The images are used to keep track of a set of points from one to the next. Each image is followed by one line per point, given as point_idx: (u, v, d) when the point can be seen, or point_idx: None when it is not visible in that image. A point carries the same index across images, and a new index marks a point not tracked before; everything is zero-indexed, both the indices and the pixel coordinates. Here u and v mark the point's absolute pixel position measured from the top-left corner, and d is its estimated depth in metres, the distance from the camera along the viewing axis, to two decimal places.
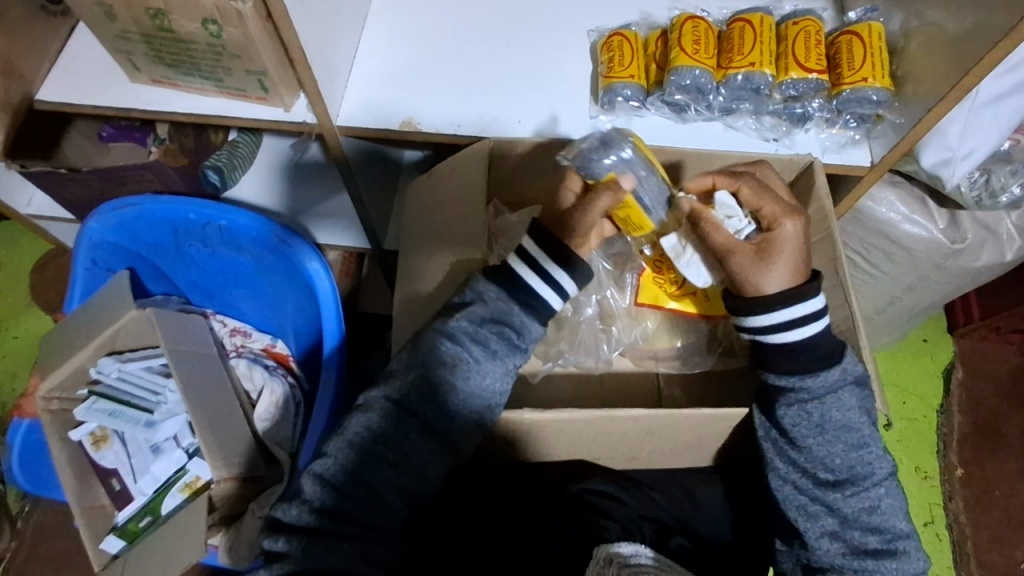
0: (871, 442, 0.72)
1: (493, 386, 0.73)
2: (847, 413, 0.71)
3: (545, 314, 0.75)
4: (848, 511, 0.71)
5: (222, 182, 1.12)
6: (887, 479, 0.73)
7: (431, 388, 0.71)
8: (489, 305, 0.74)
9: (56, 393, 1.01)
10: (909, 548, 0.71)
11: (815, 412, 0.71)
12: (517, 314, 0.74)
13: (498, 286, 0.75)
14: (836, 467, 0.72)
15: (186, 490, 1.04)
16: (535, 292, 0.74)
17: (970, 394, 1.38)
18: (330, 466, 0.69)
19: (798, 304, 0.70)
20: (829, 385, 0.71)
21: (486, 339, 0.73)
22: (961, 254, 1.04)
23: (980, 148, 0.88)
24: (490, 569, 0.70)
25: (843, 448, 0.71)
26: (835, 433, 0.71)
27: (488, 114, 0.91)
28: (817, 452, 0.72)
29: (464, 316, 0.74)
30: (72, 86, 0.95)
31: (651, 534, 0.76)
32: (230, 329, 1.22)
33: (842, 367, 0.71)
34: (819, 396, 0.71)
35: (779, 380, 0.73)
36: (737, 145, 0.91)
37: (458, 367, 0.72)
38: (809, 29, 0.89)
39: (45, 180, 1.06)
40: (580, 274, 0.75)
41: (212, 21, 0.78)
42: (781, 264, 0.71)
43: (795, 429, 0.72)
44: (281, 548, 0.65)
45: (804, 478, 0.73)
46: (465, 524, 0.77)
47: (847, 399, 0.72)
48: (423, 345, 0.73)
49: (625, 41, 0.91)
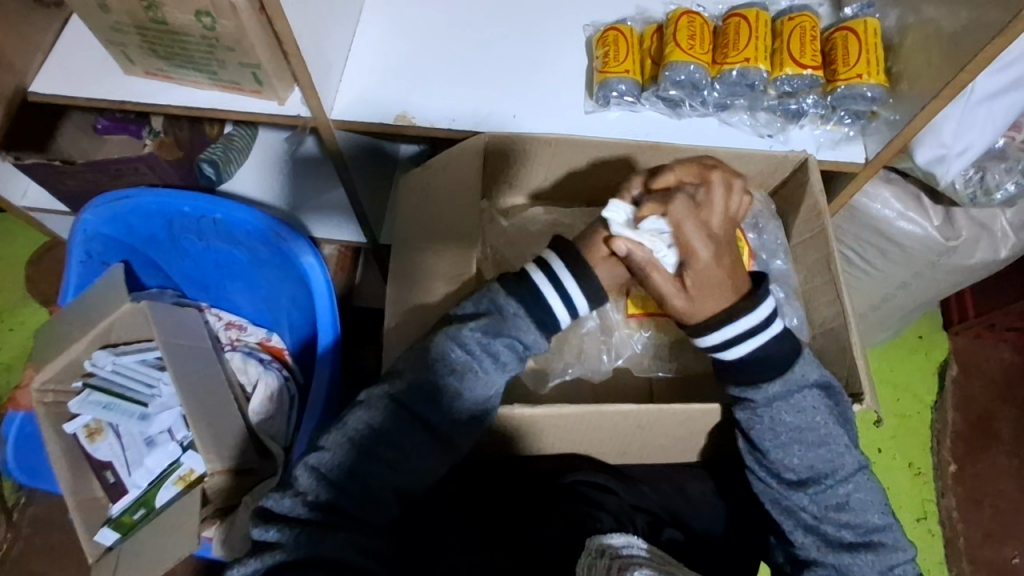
0: (833, 440, 0.72)
1: (497, 393, 0.73)
2: (798, 415, 0.71)
3: (554, 330, 0.74)
4: (815, 508, 0.72)
5: (217, 175, 1.11)
6: (855, 475, 0.72)
7: (438, 395, 0.71)
8: (505, 318, 0.73)
9: (51, 385, 1.01)
10: (886, 539, 0.71)
11: (766, 416, 0.71)
12: (530, 331, 0.73)
13: (518, 301, 0.73)
14: (796, 468, 0.72)
15: (181, 482, 1.03)
16: (545, 300, 0.73)
17: (963, 390, 1.38)
18: (326, 460, 0.69)
19: (730, 325, 0.69)
20: (776, 394, 0.71)
21: (496, 351, 0.72)
22: (955, 251, 1.04)
23: (974, 144, 0.88)
24: (488, 549, 0.71)
25: (800, 449, 0.72)
26: (789, 435, 0.71)
27: (483, 109, 0.91)
28: (775, 455, 0.72)
29: (478, 325, 0.72)
30: (65, 78, 0.94)
31: (643, 526, 0.77)
32: (226, 322, 1.22)
33: (786, 377, 0.71)
34: (766, 404, 0.71)
35: (733, 390, 0.73)
36: (732, 140, 0.91)
37: (466, 375, 0.71)
38: (804, 24, 0.89)
39: (40, 172, 1.06)
40: (583, 280, 0.73)
41: (205, 13, 0.78)
42: (699, 298, 0.70)
43: (753, 432, 0.72)
44: (272, 537, 0.65)
45: (771, 477, 0.74)
46: (459, 510, 0.79)
47: (799, 401, 0.71)
48: (434, 349, 0.72)
49: (620, 35, 0.91)
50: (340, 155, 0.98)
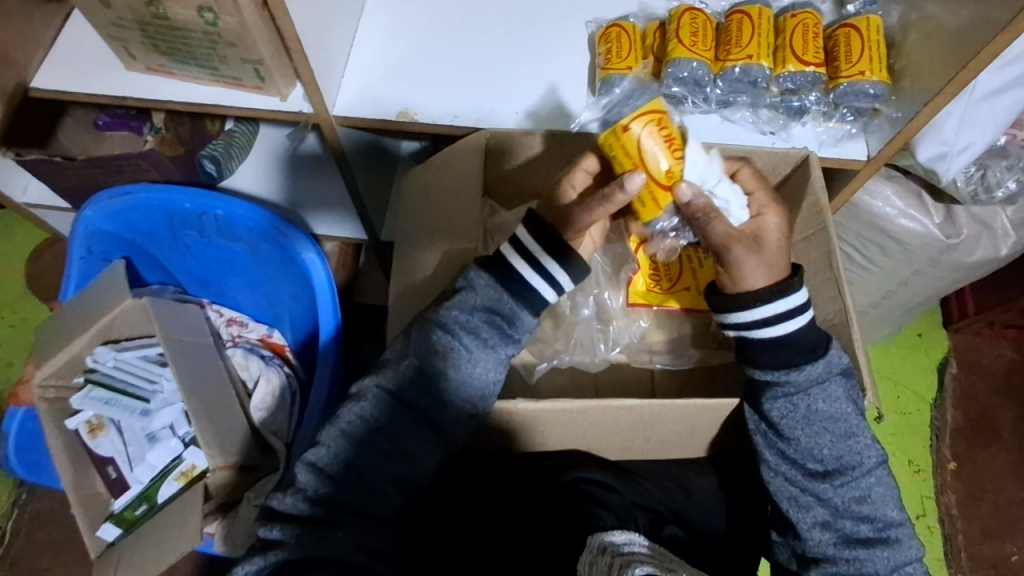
0: (859, 431, 0.72)
1: (486, 375, 0.72)
2: (832, 403, 0.71)
3: (540, 308, 0.74)
4: (839, 501, 0.72)
5: (218, 172, 1.14)
6: (878, 469, 0.73)
7: (426, 377, 0.71)
8: (480, 294, 0.73)
9: (53, 381, 1.02)
10: (902, 536, 0.71)
11: (801, 403, 0.71)
12: (509, 303, 0.73)
13: (488, 274, 0.73)
14: (824, 458, 0.72)
15: (183, 478, 1.02)
16: (529, 281, 0.73)
17: (963, 387, 1.39)
18: (324, 455, 0.69)
19: (780, 299, 0.70)
20: (814, 377, 0.71)
21: (477, 329, 0.72)
22: (955, 249, 1.05)
23: (976, 142, 0.88)
24: (489, 541, 0.71)
25: (831, 439, 0.71)
26: (822, 423, 0.71)
27: (485, 105, 0.91)
28: (805, 444, 0.72)
29: (456, 305, 0.73)
30: (67, 74, 0.94)
31: (645, 523, 0.77)
32: (227, 318, 1.22)
33: (827, 360, 0.71)
34: (804, 388, 0.71)
35: (762, 374, 0.73)
36: (734, 137, 0.91)
37: (449, 356, 0.71)
38: (807, 21, 0.89)
39: (41, 169, 1.06)
40: (578, 271, 0.73)
41: (207, 9, 0.77)
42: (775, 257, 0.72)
43: (782, 421, 0.72)
44: (276, 536, 0.65)
45: (794, 468, 0.73)
46: (464, 495, 0.80)
47: (833, 389, 0.72)
48: (415, 333, 0.72)
49: (622, 32, 0.91)
50: (342, 151, 0.99)
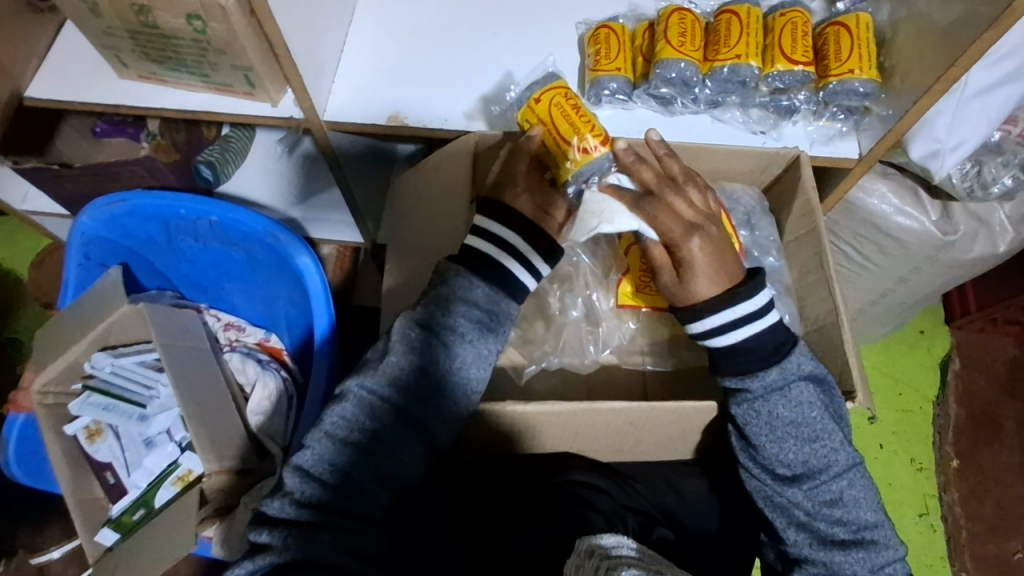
0: (827, 434, 0.71)
1: (469, 370, 0.73)
2: (794, 408, 0.71)
3: (522, 295, 0.76)
4: (809, 504, 0.71)
5: (215, 177, 1.12)
6: (849, 471, 0.72)
7: (410, 374, 0.71)
8: (460, 292, 0.74)
9: (52, 388, 1.03)
10: (878, 537, 0.71)
11: (763, 409, 0.71)
12: (490, 299, 0.74)
13: (459, 265, 0.75)
14: (792, 462, 0.71)
15: (180, 483, 1.03)
16: (513, 276, 0.75)
17: (965, 384, 1.38)
18: (311, 458, 0.69)
19: (725, 309, 0.71)
20: (773, 383, 0.71)
21: (457, 325, 0.72)
22: (953, 246, 1.04)
23: (968, 139, 0.87)
24: (475, 545, 0.72)
25: (796, 443, 0.71)
26: (785, 428, 0.71)
27: (474, 108, 0.92)
28: (769, 448, 0.72)
29: (437, 303, 0.73)
30: (61, 83, 0.95)
31: (635, 526, 0.76)
32: (224, 322, 1.22)
33: (782, 366, 0.71)
34: (762, 394, 0.71)
35: (725, 380, 0.73)
36: (723, 137, 0.91)
37: (431, 353, 0.72)
38: (796, 20, 0.88)
39: (39, 177, 1.07)
40: (553, 256, 0.77)
41: (196, 16, 0.78)
42: (699, 278, 0.72)
43: (748, 426, 0.72)
44: (265, 540, 0.66)
45: (764, 473, 0.73)
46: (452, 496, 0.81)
47: (797, 393, 0.71)
48: (398, 332, 0.73)
49: (612, 32, 0.90)
50: (333, 155, 0.99)
